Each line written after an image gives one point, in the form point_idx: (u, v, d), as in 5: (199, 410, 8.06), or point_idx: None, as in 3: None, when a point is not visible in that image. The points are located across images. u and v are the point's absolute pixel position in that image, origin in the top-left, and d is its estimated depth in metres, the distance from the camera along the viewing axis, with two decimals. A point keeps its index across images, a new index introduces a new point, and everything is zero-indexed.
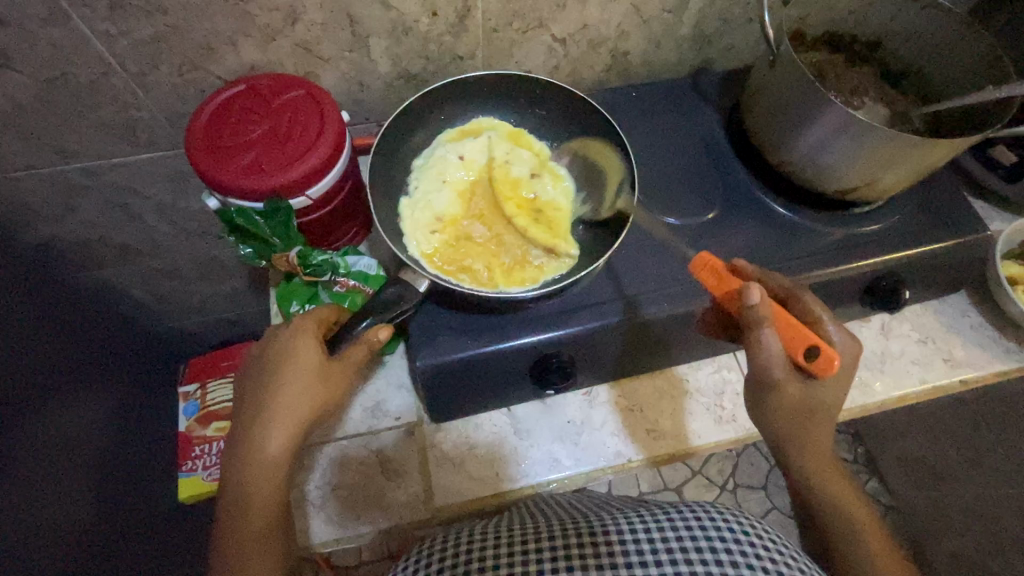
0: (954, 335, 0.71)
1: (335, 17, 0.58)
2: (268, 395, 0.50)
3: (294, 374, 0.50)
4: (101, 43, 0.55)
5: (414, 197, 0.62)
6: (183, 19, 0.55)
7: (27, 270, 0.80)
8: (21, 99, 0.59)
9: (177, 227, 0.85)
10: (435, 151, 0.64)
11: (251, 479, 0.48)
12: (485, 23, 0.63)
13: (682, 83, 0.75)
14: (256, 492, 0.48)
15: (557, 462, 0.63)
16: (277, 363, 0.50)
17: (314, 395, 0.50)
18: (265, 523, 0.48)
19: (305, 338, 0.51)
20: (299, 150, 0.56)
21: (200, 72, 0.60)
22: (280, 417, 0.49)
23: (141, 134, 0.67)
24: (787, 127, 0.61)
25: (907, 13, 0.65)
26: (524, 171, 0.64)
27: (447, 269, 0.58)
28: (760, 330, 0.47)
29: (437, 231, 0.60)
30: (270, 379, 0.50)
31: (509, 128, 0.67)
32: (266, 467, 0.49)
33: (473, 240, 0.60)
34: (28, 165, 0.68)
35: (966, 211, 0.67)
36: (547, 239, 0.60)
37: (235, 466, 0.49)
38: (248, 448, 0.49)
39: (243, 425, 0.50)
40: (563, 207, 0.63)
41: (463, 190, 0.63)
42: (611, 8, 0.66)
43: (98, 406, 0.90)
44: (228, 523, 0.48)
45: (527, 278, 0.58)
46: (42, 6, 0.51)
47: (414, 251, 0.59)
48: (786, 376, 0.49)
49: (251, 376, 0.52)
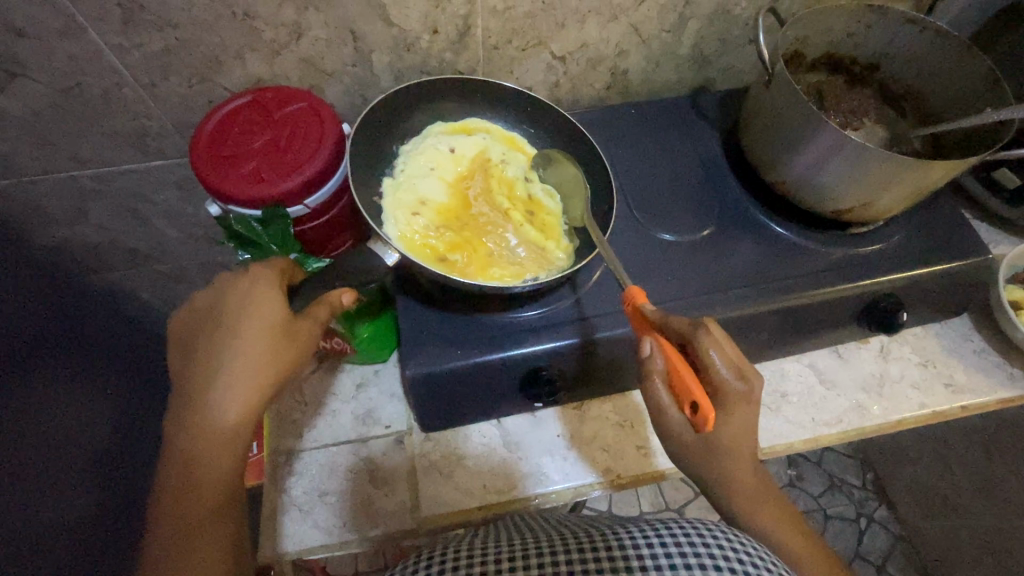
0: (956, 360, 0.70)
1: (339, 34, 0.60)
2: (225, 356, 0.46)
3: (252, 333, 0.46)
4: (115, 56, 0.58)
5: (398, 180, 0.62)
6: (193, 34, 0.57)
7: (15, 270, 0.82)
8: (38, 107, 0.62)
9: (185, 233, 0.88)
10: (425, 140, 0.64)
11: (204, 448, 0.45)
12: (485, 40, 0.65)
13: (680, 101, 0.76)
14: (207, 464, 0.45)
15: (546, 476, 0.62)
16: (234, 321, 0.46)
17: (274, 354, 0.47)
18: (215, 503, 0.44)
19: (268, 290, 0.48)
20: (298, 160, 0.57)
21: (208, 84, 0.63)
22: (239, 381, 0.46)
23: (151, 142, 0.69)
24: (782, 146, 0.62)
25: (907, 36, 0.64)
26: (518, 172, 0.65)
27: (425, 253, 0.58)
28: (648, 378, 0.48)
29: (419, 214, 0.60)
30: (226, 338, 0.46)
31: (502, 132, 0.67)
32: (221, 435, 0.45)
33: (460, 228, 0.60)
34: (41, 171, 0.70)
35: (967, 234, 0.66)
36: (535, 239, 0.61)
37: (187, 435, 0.45)
38: (200, 413, 0.45)
39: (189, 391, 0.46)
40: (555, 211, 0.64)
41: (452, 181, 0.63)
42: (610, 28, 0.67)
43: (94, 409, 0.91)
44: (175, 502, 0.44)
45: (506, 274, 0.58)
46: (59, 20, 0.53)
47: (393, 231, 0.58)
48: (680, 424, 0.48)
49: (200, 332, 0.47)
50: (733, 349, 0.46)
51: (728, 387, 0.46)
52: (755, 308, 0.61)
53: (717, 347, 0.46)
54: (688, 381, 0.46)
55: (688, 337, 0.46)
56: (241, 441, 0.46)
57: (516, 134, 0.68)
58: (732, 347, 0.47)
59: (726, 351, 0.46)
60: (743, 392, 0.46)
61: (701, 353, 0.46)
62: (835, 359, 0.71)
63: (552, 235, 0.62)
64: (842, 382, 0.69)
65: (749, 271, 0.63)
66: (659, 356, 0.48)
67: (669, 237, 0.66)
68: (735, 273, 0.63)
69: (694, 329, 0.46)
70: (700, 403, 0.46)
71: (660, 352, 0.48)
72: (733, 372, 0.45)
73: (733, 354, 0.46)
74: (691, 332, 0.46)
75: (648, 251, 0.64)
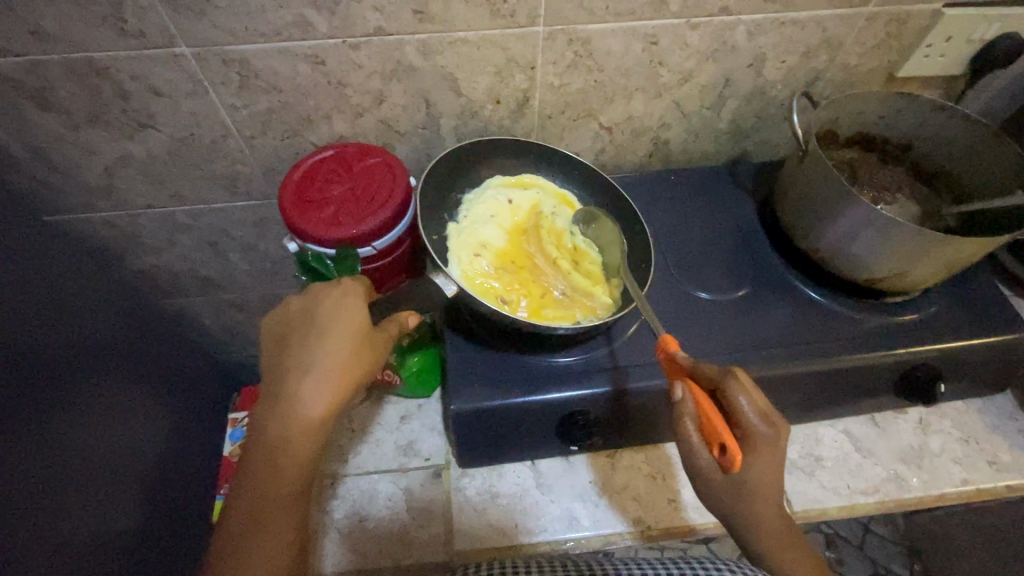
0: (999, 437, 0.69)
1: (415, 101, 0.69)
2: (313, 358, 0.51)
3: (338, 340, 0.52)
4: (227, 113, 0.68)
5: (461, 225, 0.68)
6: (293, 97, 0.67)
7: (71, 260, 0.78)
8: (155, 152, 0.72)
9: (255, 267, 0.96)
10: (486, 192, 0.71)
11: (288, 440, 0.50)
12: (541, 110, 0.72)
13: (717, 170, 0.82)
14: (288, 455, 0.50)
15: (576, 521, 0.64)
16: (324, 328, 0.52)
17: (353, 362, 0.52)
18: (292, 490, 0.50)
19: (351, 305, 0.53)
20: (371, 208, 0.64)
21: (298, 138, 0.72)
22: (323, 384, 0.51)
23: (241, 185, 0.79)
24: (815, 216, 0.65)
25: (936, 121, 0.69)
26: (566, 225, 0.71)
27: (484, 292, 0.63)
28: (679, 419, 0.50)
29: (480, 257, 0.66)
30: (315, 341, 0.51)
31: (554, 187, 0.73)
32: (302, 432, 0.50)
33: (515, 272, 0.65)
34: (146, 205, 0.80)
35: (1004, 311, 0.67)
36: (582, 285, 0.65)
37: (274, 426, 0.50)
38: (288, 407, 0.50)
39: (280, 383, 0.51)
40: (597, 259, 0.69)
41: (509, 229, 0.69)
42: (655, 103, 0.74)
43: (136, 414, 0.85)
44: (260, 483, 0.49)
45: (556, 314, 0.63)
46: (190, 83, 0.64)
47: (457, 270, 0.64)
48: (709, 466, 0.50)
49: (293, 331, 0.53)
50: (763, 398, 0.48)
51: (756, 431, 0.47)
52: (787, 369, 0.63)
53: (746, 394, 0.48)
54: (716, 424, 0.48)
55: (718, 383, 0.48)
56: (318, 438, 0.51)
57: (566, 190, 0.74)
58: (761, 395, 0.48)
59: (755, 398, 0.47)
60: (772, 441, 0.47)
61: (730, 399, 0.48)
62: (872, 428, 0.70)
63: (598, 282, 0.67)
64: (880, 452, 0.69)
65: (782, 332, 0.66)
66: (690, 399, 0.50)
67: (708, 295, 0.69)
68: (769, 333, 0.66)
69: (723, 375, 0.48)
70: (728, 446, 0.47)
71: (691, 396, 0.50)
72: (761, 418, 0.47)
73: (763, 402, 0.47)
74: (722, 378, 0.48)
75: (684, 306, 0.68)
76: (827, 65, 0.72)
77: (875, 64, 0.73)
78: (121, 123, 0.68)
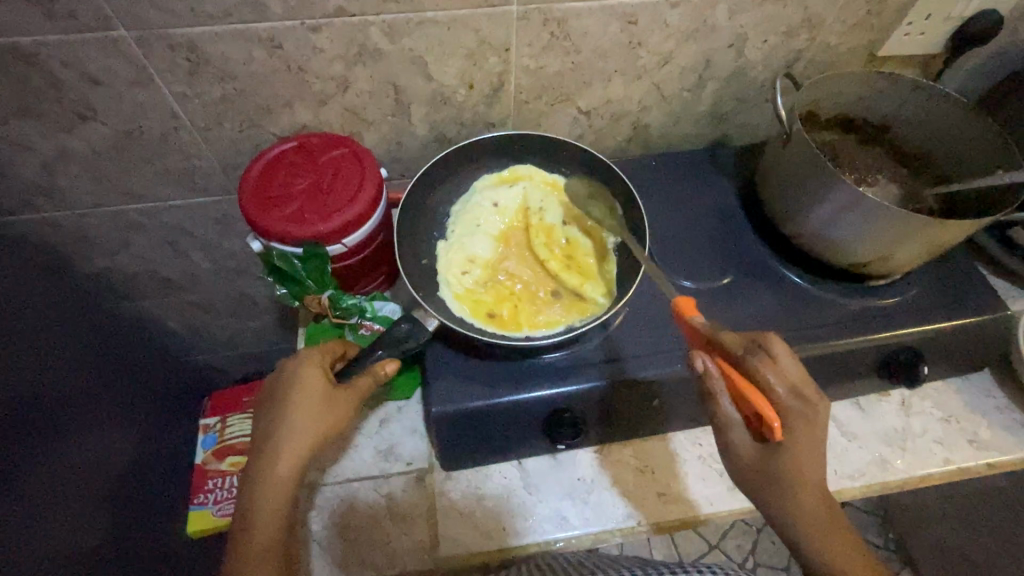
0: (979, 415, 0.70)
1: (382, 87, 0.65)
2: (278, 418, 0.52)
3: (299, 397, 0.52)
4: (177, 103, 0.63)
5: (449, 241, 0.65)
6: (250, 84, 0.62)
7: (13, 273, 0.74)
8: (100, 147, 0.67)
9: (219, 266, 0.91)
10: (470, 198, 0.68)
11: (260, 498, 0.50)
12: (516, 95, 0.69)
13: (699, 154, 0.80)
14: (260, 521, 0.50)
15: (565, 520, 0.62)
16: (285, 387, 0.53)
17: (318, 422, 0.52)
18: (266, 550, 0.50)
19: (312, 364, 0.54)
20: (338, 203, 0.60)
21: (257, 128, 0.67)
22: (289, 440, 0.51)
23: (198, 180, 0.73)
24: (799, 200, 0.64)
25: (916, 100, 0.68)
26: (556, 218, 0.67)
27: (478, 311, 0.61)
28: (713, 397, 0.51)
29: (469, 272, 0.63)
30: (279, 403, 0.52)
31: (542, 177, 0.69)
32: (273, 496, 0.50)
33: (506, 283, 0.63)
34: (94, 204, 0.75)
35: (983, 290, 0.67)
36: (574, 284, 0.62)
37: (248, 487, 0.51)
38: (259, 467, 0.51)
39: (254, 447, 0.52)
40: (591, 251, 0.66)
41: (498, 237, 0.66)
42: (634, 86, 0.71)
43: (91, 436, 0.81)
44: (237, 547, 0.50)
45: (553, 320, 0.61)
46: (132, 70, 0.58)
47: (448, 292, 0.62)
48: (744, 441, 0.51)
49: (264, 400, 0.54)
50: (793, 370, 0.50)
51: (789, 404, 0.49)
52: None
53: (774, 367, 0.50)
54: (751, 398, 0.49)
55: (745, 360, 0.50)
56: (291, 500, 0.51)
57: (556, 176, 0.69)
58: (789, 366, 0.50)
59: (783, 369, 0.50)
60: (807, 414, 0.49)
61: (759, 372, 0.49)
62: (856, 411, 0.70)
63: (594, 277, 0.63)
64: (864, 435, 0.69)
65: (768, 320, 0.65)
66: (719, 375, 0.50)
67: (692, 284, 0.68)
68: (755, 321, 0.65)
69: (753, 351, 0.50)
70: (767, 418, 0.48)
71: (718, 370, 0.50)
72: (791, 391, 0.49)
73: (792, 373, 0.50)
74: (747, 354, 0.50)
75: None
76: (807, 44, 0.70)
77: (856, 43, 0.71)
78: (59, 116, 0.62)
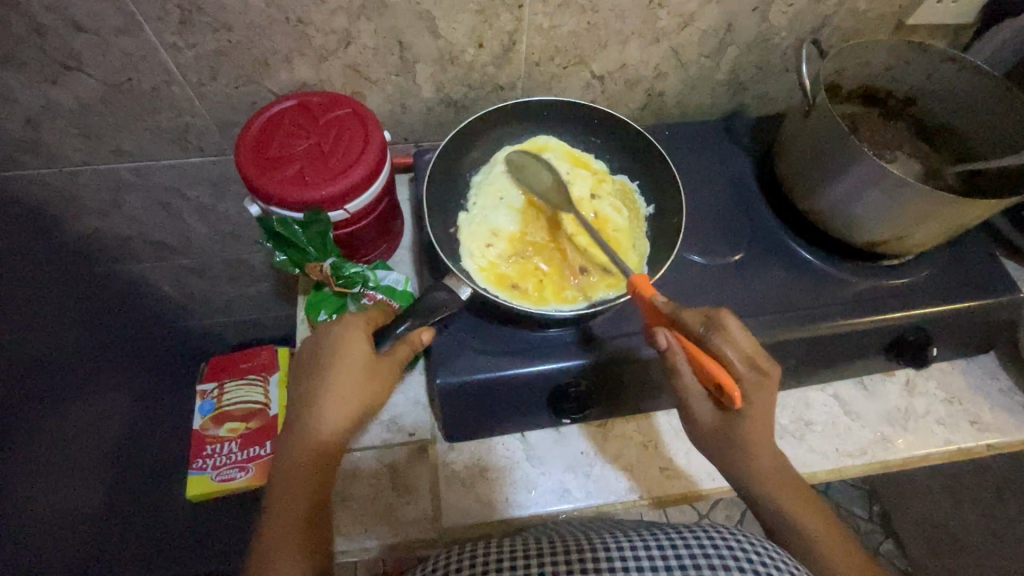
0: (982, 398, 0.70)
1: (387, 43, 0.61)
2: (323, 383, 0.50)
3: (344, 365, 0.51)
4: (168, 55, 0.59)
5: (471, 213, 0.64)
6: (246, 37, 0.58)
7: None
8: (86, 101, 0.63)
9: (214, 230, 0.89)
10: (493, 168, 0.67)
11: (300, 461, 0.49)
12: (528, 56, 0.66)
13: (714, 124, 0.77)
14: (297, 487, 0.49)
15: (567, 493, 0.62)
16: (330, 353, 0.51)
17: (363, 392, 0.51)
18: (304, 514, 0.49)
19: (355, 332, 0.52)
20: (341, 165, 0.58)
21: (254, 85, 0.64)
22: (332, 407, 0.50)
23: (192, 139, 0.70)
24: (820, 174, 0.62)
25: (945, 72, 0.65)
26: (583, 191, 0.66)
27: (502, 284, 0.60)
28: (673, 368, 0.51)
29: (492, 246, 0.62)
30: (323, 368, 0.51)
31: (566, 149, 0.68)
32: (312, 460, 0.49)
33: (532, 256, 0.62)
34: (82, 162, 0.71)
35: (999, 273, 0.66)
36: (601, 259, 0.61)
37: (289, 451, 0.50)
38: (300, 431, 0.50)
39: (296, 410, 0.51)
40: (621, 226, 0.65)
41: (521, 210, 0.65)
42: (651, 50, 0.68)
43: None
44: (276, 507, 0.49)
45: (579, 296, 0.60)
46: (118, 17, 0.55)
47: (470, 264, 0.61)
48: (704, 410, 0.52)
49: (304, 362, 0.53)
50: (748, 342, 0.50)
51: (744, 377, 0.49)
52: (782, 334, 0.61)
53: (730, 342, 0.49)
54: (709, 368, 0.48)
55: (701, 336, 0.49)
56: (328, 468, 0.51)
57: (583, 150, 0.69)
58: (746, 340, 0.50)
59: (739, 344, 0.49)
60: (760, 386, 0.49)
61: (715, 348, 0.49)
62: (860, 391, 0.70)
63: (620, 253, 0.63)
64: (867, 413, 0.69)
65: (779, 297, 0.64)
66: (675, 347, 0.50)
67: (703, 259, 0.66)
68: (765, 298, 0.63)
69: (710, 326, 0.49)
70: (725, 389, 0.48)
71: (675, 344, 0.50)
72: (748, 363, 0.49)
73: (748, 347, 0.49)
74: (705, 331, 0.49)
75: (679, 272, 0.65)
76: (835, 10, 0.66)
77: (885, 10, 0.68)
78: (41, 66, 0.58)
